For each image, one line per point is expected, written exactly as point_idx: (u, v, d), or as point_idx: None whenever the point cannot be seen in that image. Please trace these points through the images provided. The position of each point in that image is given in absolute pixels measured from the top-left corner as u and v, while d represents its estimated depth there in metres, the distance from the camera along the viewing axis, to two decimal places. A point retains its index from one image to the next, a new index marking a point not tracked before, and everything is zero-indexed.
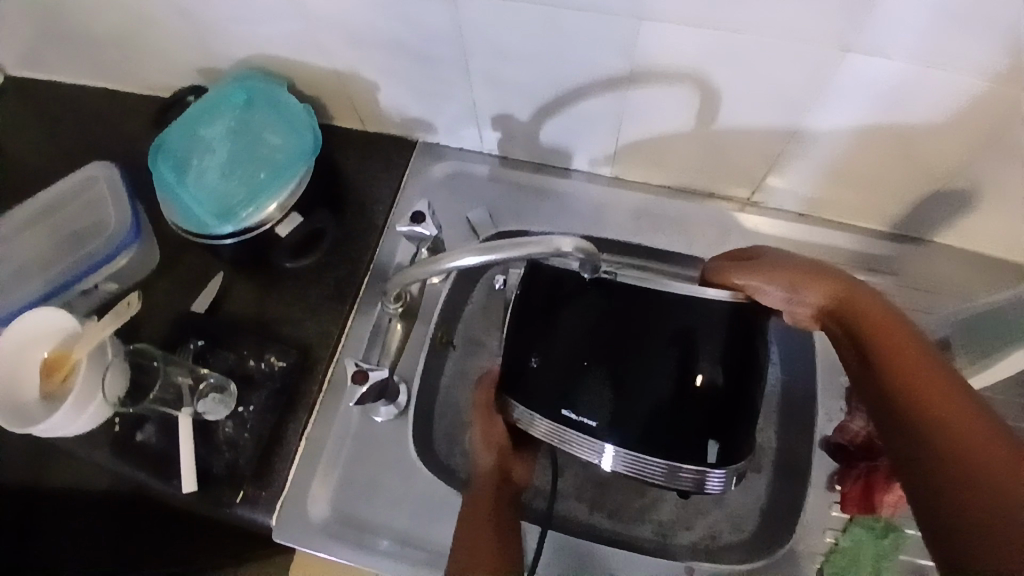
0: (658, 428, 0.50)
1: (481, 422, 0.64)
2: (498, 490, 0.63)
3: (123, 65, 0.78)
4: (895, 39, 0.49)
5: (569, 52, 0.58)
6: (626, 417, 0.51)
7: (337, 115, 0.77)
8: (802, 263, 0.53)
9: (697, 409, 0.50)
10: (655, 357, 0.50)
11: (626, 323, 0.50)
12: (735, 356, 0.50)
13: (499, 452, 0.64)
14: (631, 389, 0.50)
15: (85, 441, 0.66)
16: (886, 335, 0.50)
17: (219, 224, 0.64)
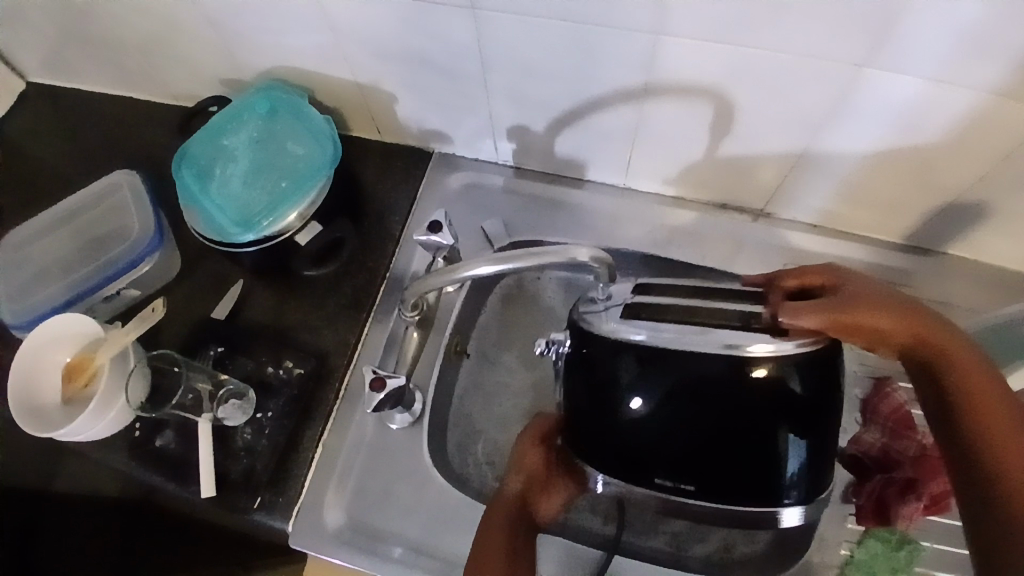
0: (734, 482, 0.50)
1: (521, 451, 0.62)
2: (519, 517, 0.59)
3: (149, 75, 0.80)
4: (913, 58, 0.50)
5: (589, 67, 0.59)
6: (694, 441, 0.49)
7: (357, 126, 0.78)
8: (876, 295, 0.49)
9: (771, 460, 0.49)
10: (722, 415, 0.48)
11: (685, 383, 0.49)
12: (810, 406, 0.48)
13: (527, 482, 0.61)
14: (701, 447, 0.49)
15: (105, 444, 0.67)
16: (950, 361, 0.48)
17: (240, 232, 0.66)
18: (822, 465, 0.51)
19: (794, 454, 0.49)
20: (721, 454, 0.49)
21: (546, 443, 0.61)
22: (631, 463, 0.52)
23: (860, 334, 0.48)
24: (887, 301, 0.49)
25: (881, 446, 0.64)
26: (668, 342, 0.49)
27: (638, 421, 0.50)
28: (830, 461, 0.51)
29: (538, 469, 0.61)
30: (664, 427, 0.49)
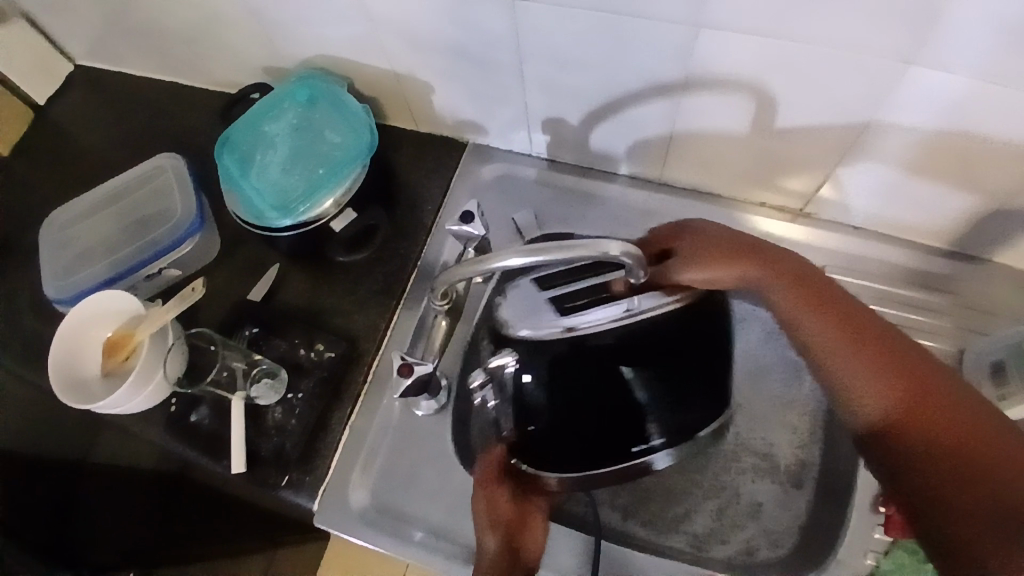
0: (630, 435, 0.55)
1: (489, 499, 0.56)
2: (512, 571, 0.55)
3: (194, 62, 0.82)
4: (965, 55, 0.48)
5: (625, 59, 0.59)
6: (571, 409, 0.54)
7: (392, 115, 0.79)
8: (719, 245, 0.54)
9: (634, 413, 0.54)
10: (593, 381, 0.53)
11: (560, 364, 0.52)
12: (662, 349, 0.52)
13: (507, 532, 0.56)
14: (595, 415, 0.54)
15: (144, 417, 0.69)
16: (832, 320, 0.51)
17: (278, 216, 0.67)
18: (708, 400, 0.55)
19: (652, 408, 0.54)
20: (596, 417, 0.54)
21: (500, 478, 0.58)
22: (529, 435, 0.56)
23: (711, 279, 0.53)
24: (731, 250, 0.54)
25: None
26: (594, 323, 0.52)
27: (542, 409, 0.54)
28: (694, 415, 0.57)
29: (511, 510, 0.57)
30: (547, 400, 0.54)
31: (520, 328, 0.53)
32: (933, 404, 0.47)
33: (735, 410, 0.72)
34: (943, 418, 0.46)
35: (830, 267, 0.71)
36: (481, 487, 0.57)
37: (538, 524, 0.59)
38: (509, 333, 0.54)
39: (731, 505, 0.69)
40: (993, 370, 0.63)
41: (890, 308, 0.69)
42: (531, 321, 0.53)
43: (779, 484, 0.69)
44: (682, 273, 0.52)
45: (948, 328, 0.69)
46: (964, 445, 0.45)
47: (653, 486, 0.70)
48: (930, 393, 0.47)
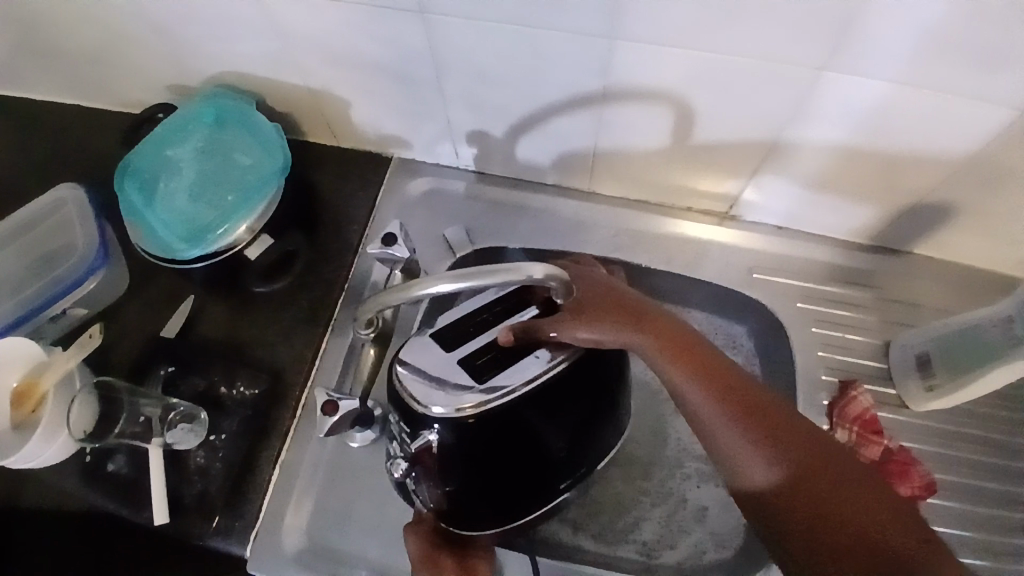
0: (542, 475, 0.55)
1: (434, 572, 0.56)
2: None
3: (92, 81, 0.76)
4: (872, 61, 0.48)
5: (545, 72, 0.57)
6: (485, 468, 0.52)
7: (312, 132, 0.76)
8: (607, 296, 0.51)
9: (548, 457, 0.53)
10: (498, 439, 0.50)
11: (468, 430, 0.49)
12: (565, 394, 0.50)
13: None
14: (507, 469, 0.52)
15: (53, 471, 0.64)
16: (705, 374, 0.49)
17: (186, 248, 0.63)
18: (610, 420, 0.56)
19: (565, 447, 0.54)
20: (513, 470, 0.53)
21: (436, 549, 0.57)
22: (449, 496, 0.54)
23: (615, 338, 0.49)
24: (616, 302, 0.51)
25: (851, 448, 0.65)
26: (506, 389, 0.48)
27: (454, 469, 0.52)
28: (608, 433, 0.58)
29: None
30: (458, 465, 0.51)
31: (432, 407, 0.48)
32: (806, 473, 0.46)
33: (677, 416, 0.72)
34: (828, 497, 0.45)
35: (760, 268, 0.72)
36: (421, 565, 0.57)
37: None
38: (420, 411, 0.49)
39: (677, 511, 0.69)
40: (920, 364, 0.64)
41: (819, 306, 0.71)
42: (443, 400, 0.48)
43: (722, 486, 0.69)
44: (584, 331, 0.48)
45: (874, 322, 0.70)
46: (849, 519, 0.45)
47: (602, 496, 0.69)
48: (821, 468, 0.46)
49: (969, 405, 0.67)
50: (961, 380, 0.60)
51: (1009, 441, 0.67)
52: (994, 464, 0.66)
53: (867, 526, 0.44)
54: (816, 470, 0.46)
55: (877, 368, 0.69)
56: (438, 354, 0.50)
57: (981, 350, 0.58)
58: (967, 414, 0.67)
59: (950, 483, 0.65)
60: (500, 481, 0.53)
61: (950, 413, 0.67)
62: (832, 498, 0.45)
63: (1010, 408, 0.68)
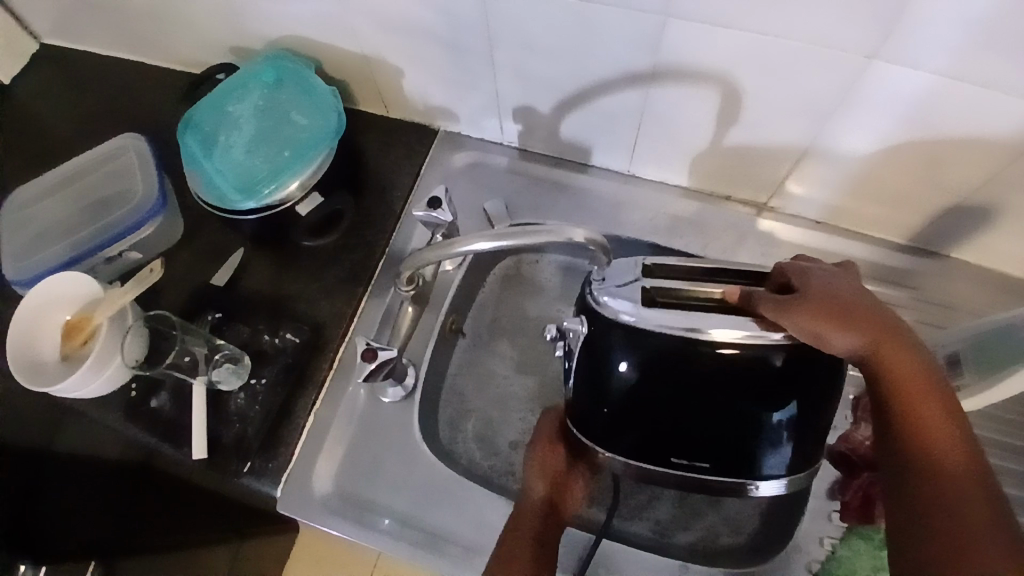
0: (719, 468, 0.52)
1: (540, 455, 0.62)
2: (547, 521, 0.59)
3: (159, 40, 0.80)
4: (925, 50, 0.49)
5: (595, 47, 0.59)
6: (668, 417, 0.51)
7: (363, 100, 0.78)
8: (844, 294, 0.46)
9: (741, 444, 0.51)
10: (696, 391, 0.50)
11: (662, 363, 0.50)
12: (784, 386, 0.49)
13: (555, 485, 0.60)
14: (680, 433, 0.51)
15: (100, 404, 0.68)
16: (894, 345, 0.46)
17: (241, 199, 0.66)
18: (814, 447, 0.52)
19: (769, 450, 0.51)
20: (700, 436, 0.51)
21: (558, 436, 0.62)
22: (610, 429, 0.54)
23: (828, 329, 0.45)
24: (845, 299, 0.46)
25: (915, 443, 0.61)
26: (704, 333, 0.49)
27: (624, 400, 0.52)
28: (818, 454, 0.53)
29: (559, 467, 0.61)
30: (635, 393, 0.51)
31: (622, 314, 0.51)
32: (953, 446, 0.43)
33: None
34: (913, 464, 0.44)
35: None
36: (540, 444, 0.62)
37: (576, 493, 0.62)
38: (607, 315, 0.52)
39: (692, 494, 0.69)
40: (949, 363, 0.63)
41: None
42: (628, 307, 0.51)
43: None
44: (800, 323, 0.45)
45: (907, 321, 0.70)
46: (955, 486, 0.42)
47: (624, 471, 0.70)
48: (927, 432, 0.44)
49: (999, 411, 0.67)
50: (994, 380, 0.59)
51: None
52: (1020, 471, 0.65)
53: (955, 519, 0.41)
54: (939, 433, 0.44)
55: None
56: (633, 272, 0.53)
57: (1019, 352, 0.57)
58: (994, 419, 0.67)
59: None
60: (681, 439, 0.52)
61: (977, 416, 0.67)
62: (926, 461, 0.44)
63: None
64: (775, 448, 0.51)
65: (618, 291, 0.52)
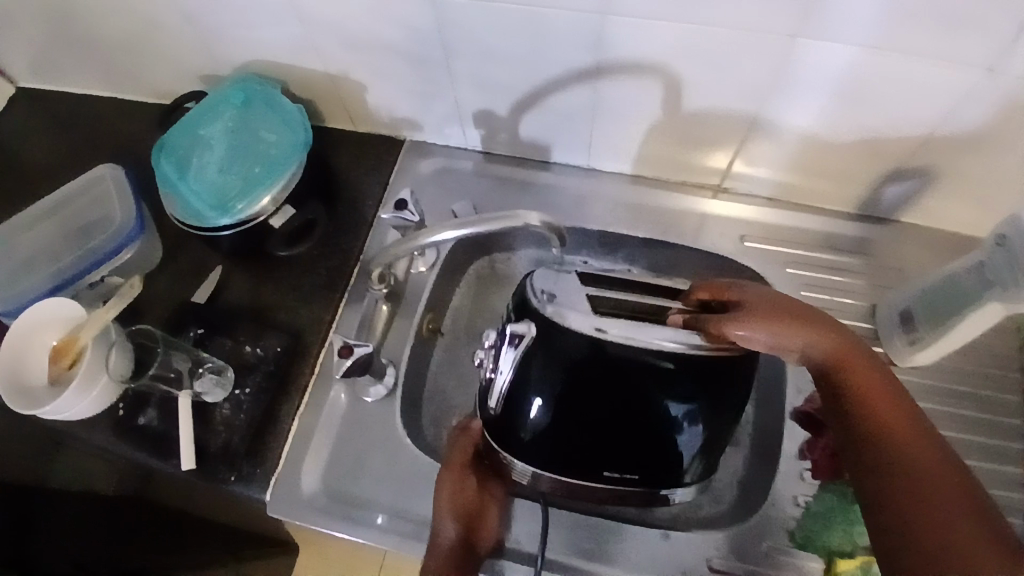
0: (637, 458, 0.57)
1: (448, 485, 0.63)
2: (465, 558, 0.60)
3: (131, 73, 0.83)
4: (841, 26, 0.53)
5: (544, 46, 0.62)
6: (586, 419, 0.56)
7: (331, 118, 0.82)
8: (788, 308, 0.50)
9: (657, 435, 0.56)
10: (608, 400, 0.55)
11: (576, 364, 0.55)
12: (695, 379, 0.54)
13: (466, 522, 0.62)
14: (603, 437, 0.57)
15: (88, 425, 0.69)
16: (875, 388, 0.49)
17: (217, 216, 0.68)
18: (717, 431, 0.58)
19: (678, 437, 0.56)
20: (617, 436, 0.56)
21: (464, 470, 0.64)
22: (533, 434, 0.59)
23: (778, 339, 0.49)
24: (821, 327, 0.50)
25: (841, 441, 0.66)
26: (631, 339, 0.53)
27: (546, 409, 0.57)
28: (722, 431, 0.59)
29: (472, 498, 0.63)
30: (555, 401, 0.56)
31: (546, 307, 0.56)
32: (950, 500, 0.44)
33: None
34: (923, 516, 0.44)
35: (752, 236, 0.76)
36: (449, 471, 0.63)
37: (493, 517, 0.65)
38: (535, 305, 0.57)
39: None
40: (904, 320, 0.67)
41: (808, 271, 0.74)
42: (557, 299, 0.56)
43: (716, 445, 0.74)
44: (748, 329, 0.49)
45: (863, 286, 0.74)
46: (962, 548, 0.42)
47: None
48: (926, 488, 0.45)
49: (954, 364, 0.71)
50: (940, 332, 0.62)
51: (996, 396, 0.69)
52: (980, 419, 0.68)
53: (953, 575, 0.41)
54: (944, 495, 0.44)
55: (865, 328, 0.72)
56: (579, 286, 0.57)
57: (958, 299, 0.60)
58: (953, 372, 0.70)
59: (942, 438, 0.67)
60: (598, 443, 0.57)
61: (936, 370, 0.70)
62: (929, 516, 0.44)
63: (997, 365, 0.70)
64: (686, 436, 0.57)
65: (555, 293, 0.57)
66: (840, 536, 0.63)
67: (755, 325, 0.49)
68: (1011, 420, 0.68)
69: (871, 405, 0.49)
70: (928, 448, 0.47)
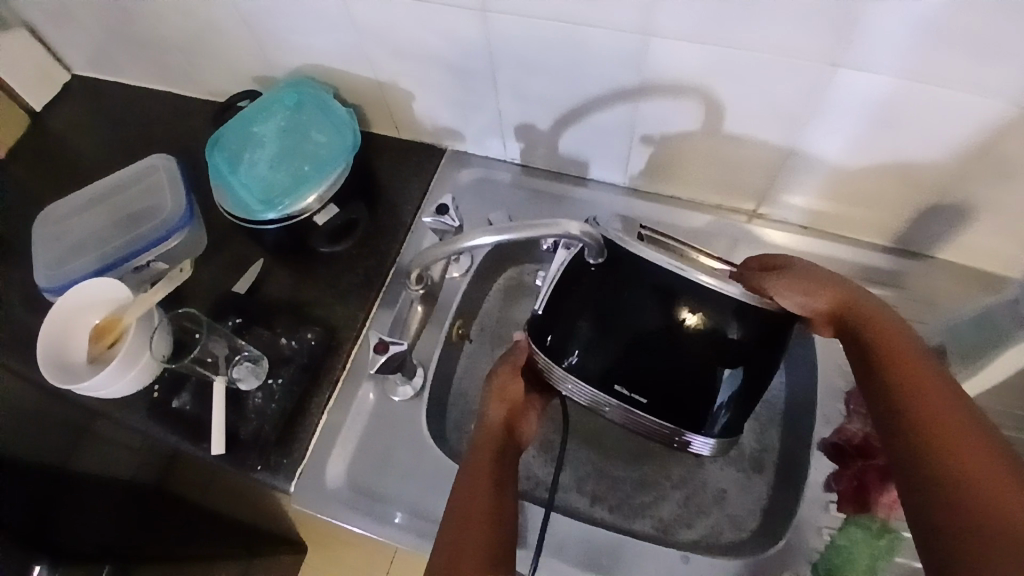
0: (676, 403, 0.57)
1: (501, 381, 0.63)
2: (506, 443, 0.61)
3: (190, 72, 0.87)
4: (882, 56, 0.54)
5: (587, 64, 0.64)
6: (630, 357, 0.56)
7: (376, 123, 0.85)
8: (826, 276, 0.58)
9: (699, 385, 0.56)
10: (655, 346, 0.55)
11: (621, 296, 0.55)
12: (745, 321, 0.54)
13: (511, 411, 0.62)
14: (652, 381, 0.57)
15: (125, 404, 0.71)
16: (892, 343, 0.54)
17: (263, 210, 0.71)
18: (753, 390, 0.58)
19: (717, 388, 0.56)
20: (659, 378, 0.57)
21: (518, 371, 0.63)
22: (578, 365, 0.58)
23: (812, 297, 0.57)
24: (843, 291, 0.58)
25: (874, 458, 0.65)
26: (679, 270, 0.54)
27: (591, 341, 0.57)
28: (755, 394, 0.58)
29: (518, 397, 0.63)
30: (598, 333, 0.56)
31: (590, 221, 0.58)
32: (963, 430, 0.48)
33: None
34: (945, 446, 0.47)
35: None
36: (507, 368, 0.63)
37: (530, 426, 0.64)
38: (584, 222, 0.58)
39: (696, 494, 0.73)
40: None
41: None
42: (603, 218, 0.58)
43: (741, 470, 0.74)
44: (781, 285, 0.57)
45: None
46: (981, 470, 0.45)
47: (632, 456, 0.76)
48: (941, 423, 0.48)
49: (988, 403, 0.69)
50: None
51: None
52: None
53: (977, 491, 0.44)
54: (956, 429, 0.48)
55: None
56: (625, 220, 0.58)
57: None
58: (985, 411, 0.69)
59: None
60: (639, 382, 0.57)
61: None
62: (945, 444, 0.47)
63: None
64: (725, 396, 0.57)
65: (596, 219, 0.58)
66: (863, 571, 0.62)
67: (788, 283, 0.57)
68: None
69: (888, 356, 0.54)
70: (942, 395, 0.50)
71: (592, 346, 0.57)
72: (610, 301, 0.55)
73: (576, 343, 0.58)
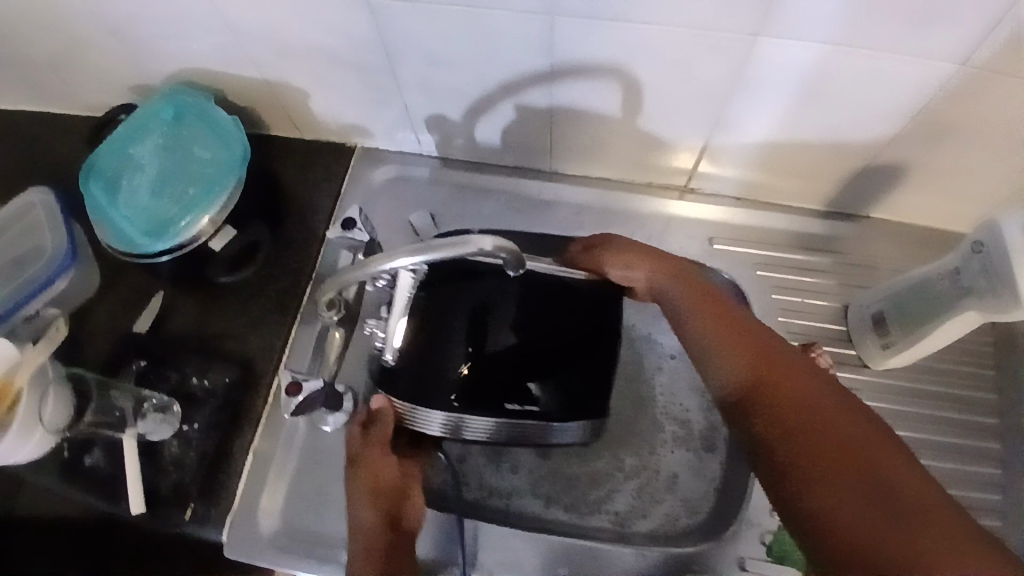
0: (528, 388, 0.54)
1: (369, 466, 0.56)
2: (392, 540, 0.54)
3: (54, 87, 0.77)
4: (805, 22, 0.49)
5: (491, 48, 0.58)
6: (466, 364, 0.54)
7: (273, 125, 0.77)
8: (642, 246, 0.56)
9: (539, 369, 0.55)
10: (482, 343, 0.55)
11: (435, 309, 0.55)
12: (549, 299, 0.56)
13: (388, 502, 0.56)
14: (497, 378, 0.54)
15: (34, 469, 0.65)
16: (730, 332, 0.51)
17: (150, 242, 0.63)
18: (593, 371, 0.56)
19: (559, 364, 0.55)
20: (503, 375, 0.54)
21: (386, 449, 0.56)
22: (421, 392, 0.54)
23: (632, 265, 0.55)
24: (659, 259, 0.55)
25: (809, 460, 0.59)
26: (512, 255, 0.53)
27: (425, 362, 0.54)
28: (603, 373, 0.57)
29: (392, 477, 0.56)
30: (427, 351, 0.54)
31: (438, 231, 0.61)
32: (822, 406, 0.46)
33: (656, 376, 0.73)
34: (816, 431, 0.44)
35: (720, 238, 0.73)
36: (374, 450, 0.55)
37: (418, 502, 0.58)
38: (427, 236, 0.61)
39: (650, 481, 0.69)
40: (876, 323, 0.66)
41: (778, 272, 0.72)
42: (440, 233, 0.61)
43: (693, 450, 0.70)
44: (605, 254, 0.56)
45: (832, 287, 0.71)
46: (850, 442, 0.43)
47: (579, 454, 0.71)
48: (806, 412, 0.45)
49: (926, 363, 0.69)
50: (915, 336, 0.61)
51: (969, 394, 0.68)
52: (952, 418, 0.67)
53: (847, 461, 0.43)
54: (812, 408, 0.46)
55: (836, 330, 0.70)
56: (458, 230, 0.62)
57: (935, 304, 0.58)
58: (925, 371, 0.69)
59: (918, 441, 0.66)
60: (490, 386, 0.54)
61: (909, 371, 0.69)
62: (813, 429, 0.44)
63: (969, 365, 0.69)
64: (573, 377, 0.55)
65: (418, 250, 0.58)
66: None
67: (608, 256, 0.56)
68: (985, 418, 0.67)
69: (735, 348, 0.50)
70: (795, 379, 0.47)
71: (430, 364, 0.54)
72: (432, 319, 0.55)
73: (411, 368, 0.54)
